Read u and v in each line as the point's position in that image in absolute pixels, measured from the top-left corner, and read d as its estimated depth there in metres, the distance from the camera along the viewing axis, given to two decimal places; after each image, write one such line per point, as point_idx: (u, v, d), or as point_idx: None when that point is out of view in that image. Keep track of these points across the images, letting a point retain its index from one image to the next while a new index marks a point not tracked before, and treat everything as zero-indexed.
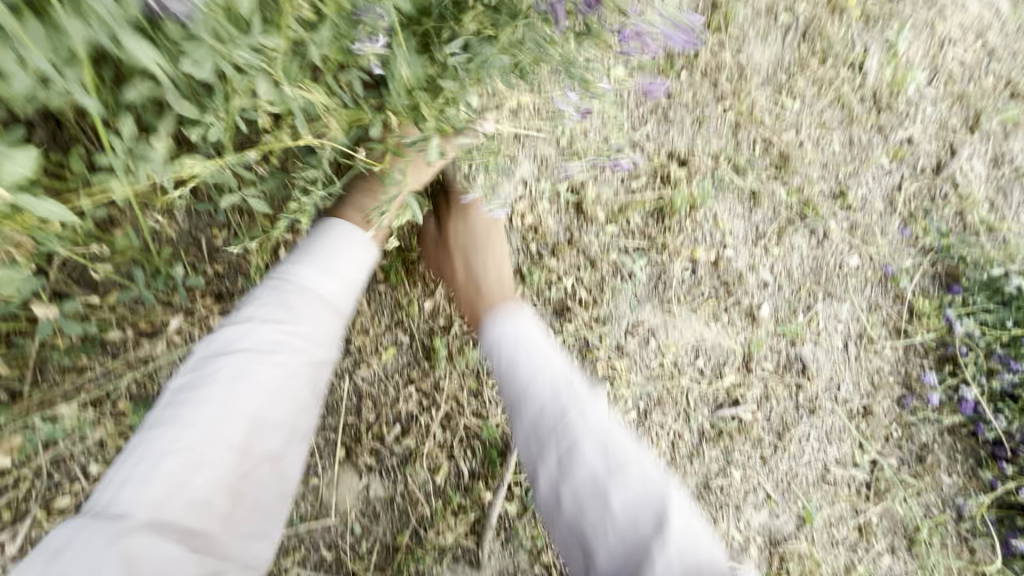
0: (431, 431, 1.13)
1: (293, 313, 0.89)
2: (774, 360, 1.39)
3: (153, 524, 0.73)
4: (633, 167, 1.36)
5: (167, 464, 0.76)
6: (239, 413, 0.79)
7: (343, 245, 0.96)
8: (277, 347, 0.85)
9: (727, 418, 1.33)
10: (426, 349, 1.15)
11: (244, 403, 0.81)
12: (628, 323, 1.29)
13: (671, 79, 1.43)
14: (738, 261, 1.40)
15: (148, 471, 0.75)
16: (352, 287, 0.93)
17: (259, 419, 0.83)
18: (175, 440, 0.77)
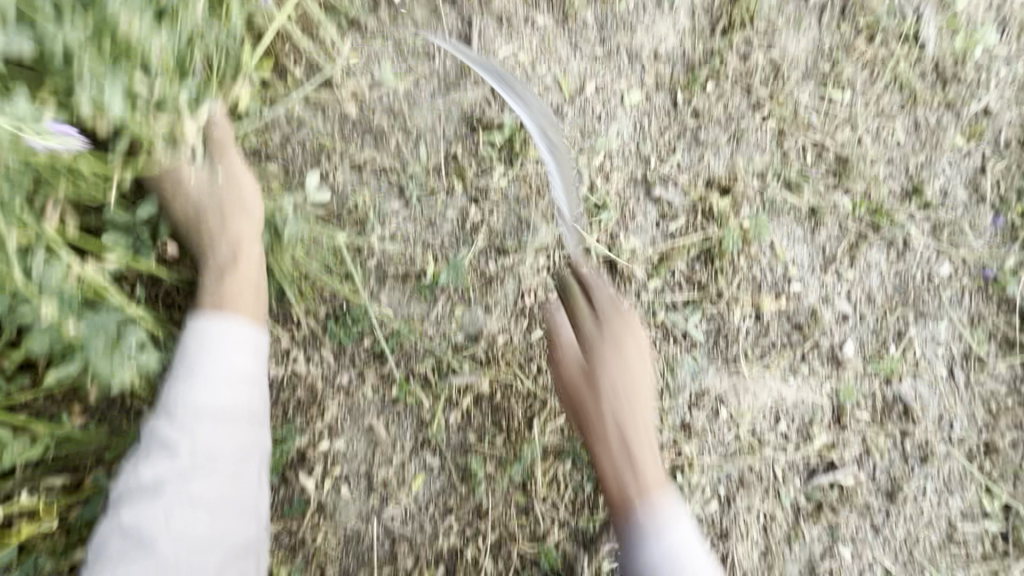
0: (480, 564, 0.97)
1: (191, 371, 0.83)
2: (871, 407, 1.17)
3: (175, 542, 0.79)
4: (668, 207, 1.17)
5: (184, 490, 0.80)
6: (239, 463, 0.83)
7: (223, 335, 0.86)
8: (182, 407, 0.82)
9: (826, 487, 1.12)
10: (461, 470, 0.98)
11: (227, 456, 0.83)
12: (692, 394, 1.10)
13: (696, 95, 1.23)
14: (809, 295, 1.18)
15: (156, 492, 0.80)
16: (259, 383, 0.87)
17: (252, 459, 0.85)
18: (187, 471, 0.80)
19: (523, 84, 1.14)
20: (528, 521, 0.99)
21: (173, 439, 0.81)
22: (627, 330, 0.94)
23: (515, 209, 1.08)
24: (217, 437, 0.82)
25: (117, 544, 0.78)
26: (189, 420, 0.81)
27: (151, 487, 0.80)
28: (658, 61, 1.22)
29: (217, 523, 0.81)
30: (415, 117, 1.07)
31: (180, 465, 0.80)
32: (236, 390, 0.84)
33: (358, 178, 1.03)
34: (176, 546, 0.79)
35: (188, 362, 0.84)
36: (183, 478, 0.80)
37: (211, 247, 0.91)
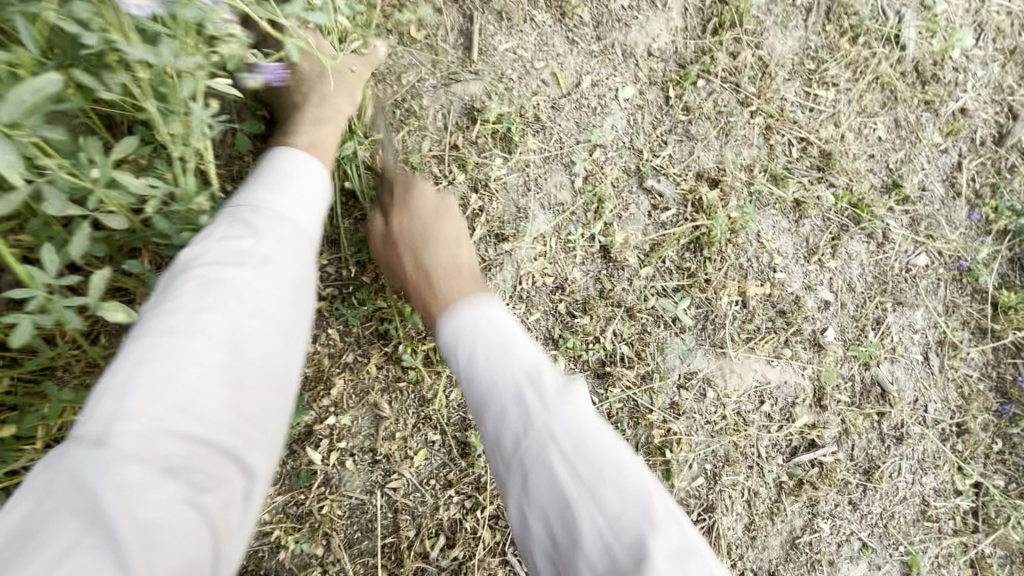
0: (479, 535, 1.02)
1: (270, 190, 0.73)
2: (850, 390, 1.23)
3: (225, 342, 0.58)
4: (659, 198, 1.22)
5: (244, 293, 0.62)
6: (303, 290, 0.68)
7: (300, 167, 0.78)
8: (259, 206, 0.70)
9: (806, 465, 1.18)
10: (462, 446, 1.03)
11: (298, 278, 0.68)
12: (681, 376, 1.15)
13: (687, 91, 1.28)
14: (793, 283, 1.24)
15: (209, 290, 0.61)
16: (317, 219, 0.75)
17: (309, 305, 0.69)
18: (261, 268, 0.65)
19: (522, 78, 1.19)
20: None
21: (253, 221, 0.68)
22: (452, 239, 0.98)
23: (514, 199, 1.14)
24: (292, 255, 0.69)
25: (192, 299, 0.59)
26: (263, 217, 0.69)
27: (236, 252, 0.64)
28: (651, 58, 1.27)
29: (261, 348, 0.61)
30: (419, 109, 1.12)
31: (253, 260, 0.65)
32: (304, 215, 0.73)
33: (364, 166, 1.07)
34: (236, 355, 0.58)
35: (264, 179, 0.75)
36: (270, 279, 0.65)
37: (306, 109, 0.93)
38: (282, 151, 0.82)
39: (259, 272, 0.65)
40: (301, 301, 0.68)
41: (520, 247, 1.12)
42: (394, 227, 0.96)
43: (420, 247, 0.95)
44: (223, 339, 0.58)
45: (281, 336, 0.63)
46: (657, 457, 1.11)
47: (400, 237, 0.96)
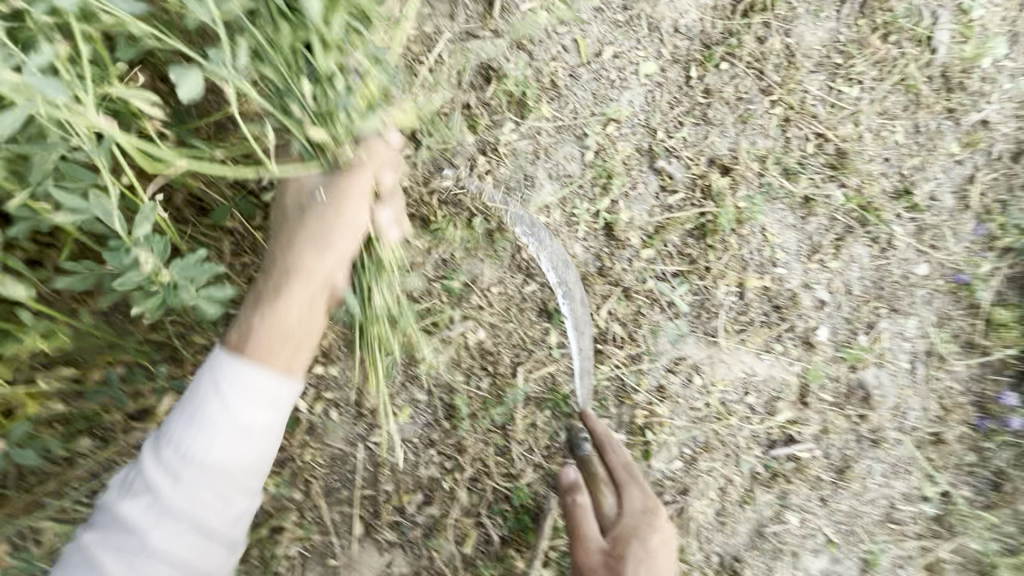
0: (456, 495, 1.02)
1: (199, 424, 0.73)
2: (834, 390, 1.24)
3: None
4: (669, 180, 1.20)
5: (165, 525, 0.72)
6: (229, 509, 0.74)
7: (248, 381, 0.76)
8: (191, 426, 0.73)
9: (782, 459, 1.20)
10: (447, 407, 1.04)
11: (226, 507, 0.75)
12: (670, 360, 1.15)
13: (710, 73, 1.25)
14: (791, 280, 1.24)
15: (140, 539, 0.72)
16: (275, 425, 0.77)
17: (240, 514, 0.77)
18: (177, 507, 0.72)
19: (543, 42, 1.15)
20: (505, 459, 1.05)
21: (176, 467, 0.73)
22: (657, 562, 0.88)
23: (522, 166, 1.12)
24: (222, 476, 0.74)
25: (141, 520, 0.72)
26: (195, 446, 0.73)
27: (147, 489, 0.73)
28: (676, 35, 1.24)
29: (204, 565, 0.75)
30: (433, 64, 1.09)
31: (177, 486, 0.72)
32: (244, 418, 0.75)
33: None
34: (187, 542, 0.73)
35: (204, 397, 0.74)
36: (186, 519, 0.72)
37: (296, 244, 0.81)
38: (229, 365, 0.76)
39: (177, 515, 0.72)
40: (227, 514, 0.75)
41: (523, 216, 1.11)
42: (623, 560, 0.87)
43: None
44: None
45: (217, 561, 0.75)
46: (638, 437, 1.12)
47: (629, 561, 0.87)
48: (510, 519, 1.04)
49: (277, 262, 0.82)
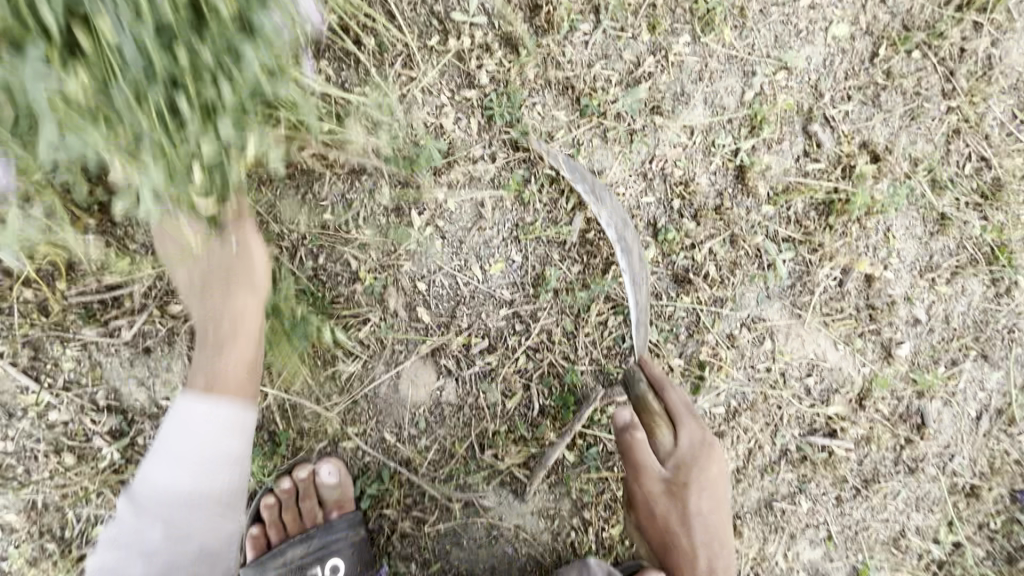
0: (515, 354, 1.09)
1: (177, 514, 0.83)
2: (892, 406, 1.23)
3: None
4: (816, 147, 1.17)
5: (165, 495, 0.83)
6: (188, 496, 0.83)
7: (199, 425, 0.86)
8: (177, 460, 0.84)
9: (817, 447, 1.22)
10: (536, 275, 1.09)
11: (189, 481, 0.83)
12: (750, 316, 1.16)
13: (898, 56, 1.19)
14: (895, 287, 1.21)
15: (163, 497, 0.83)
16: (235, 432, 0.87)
17: (181, 439, 0.85)
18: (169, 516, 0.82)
19: None
20: (569, 342, 1.10)
21: (164, 517, 0.83)
22: (714, 479, 1.00)
23: (684, 80, 1.11)
24: (210, 463, 0.84)
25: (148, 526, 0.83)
26: (172, 506, 0.83)
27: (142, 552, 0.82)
28: (880, 7, 1.18)
29: (206, 536, 0.85)
30: None
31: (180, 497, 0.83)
32: (195, 429, 0.86)
33: None
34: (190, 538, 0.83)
35: (175, 451, 0.84)
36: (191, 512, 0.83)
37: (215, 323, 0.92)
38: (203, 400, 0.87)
39: (177, 515, 0.83)
40: (210, 441, 0.85)
41: (666, 128, 1.11)
42: (685, 491, 0.98)
43: (693, 527, 0.99)
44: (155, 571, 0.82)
45: (214, 492, 0.85)
46: (694, 370, 1.15)
47: (690, 490, 0.98)
48: (554, 394, 1.10)
49: (199, 374, 0.90)
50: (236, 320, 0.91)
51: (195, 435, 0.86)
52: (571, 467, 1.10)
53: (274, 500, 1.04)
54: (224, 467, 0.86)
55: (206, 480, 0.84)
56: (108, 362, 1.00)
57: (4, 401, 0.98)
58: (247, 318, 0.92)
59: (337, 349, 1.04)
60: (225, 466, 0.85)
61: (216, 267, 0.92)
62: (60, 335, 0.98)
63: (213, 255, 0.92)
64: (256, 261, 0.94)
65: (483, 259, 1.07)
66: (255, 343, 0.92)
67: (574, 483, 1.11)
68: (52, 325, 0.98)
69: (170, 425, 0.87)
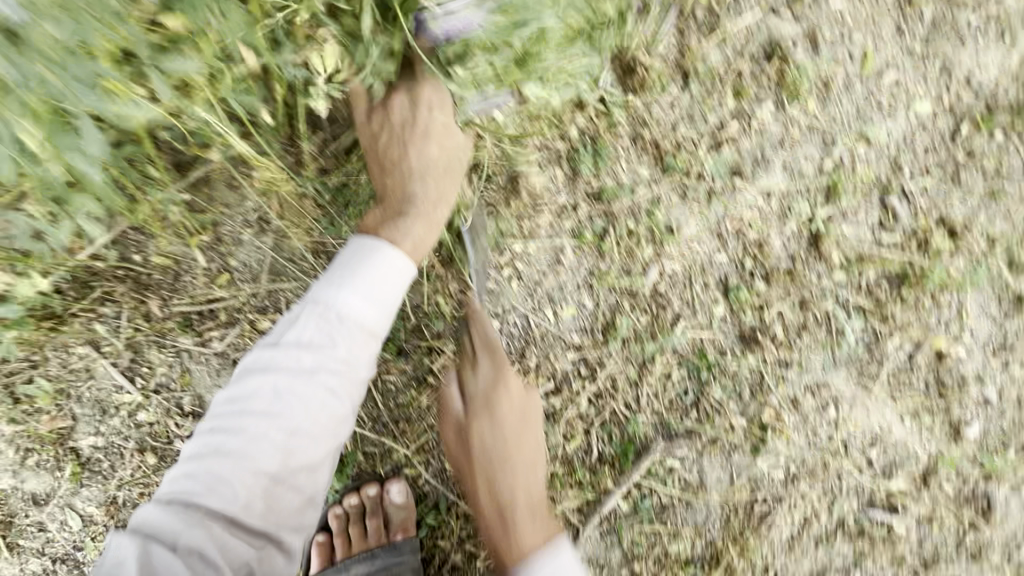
0: (579, 399, 1.11)
1: (316, 364, 0.76)
2: (957, 487, 1.20)
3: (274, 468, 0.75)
4: (892, 219, 1.18)
5: (315, 345, 0.76)
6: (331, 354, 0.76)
7: (369, 272, 0.80)
8: (322, 328, 0.77)
9: (876, 521, 1.18)
10: (606, 322, 1.11)
11: (340, 339, 0.77)
12: (815, 381, 1.16)
13: (980, 135, 1.20)
14: (967, 365, 1.19)
15: (313, 342, 0.76)
16: (384, 311, 0.80)
17: (333, 297, 0.78)
18: (315, 360, 0.76)
19: (833, 42, 1.16)
20: (633, 391, 1.12)
21: (308, 346, 0.76)
22: (526, 463, 0.96)
23: (765, 145, 1.14)
24: (349, 336, 0.77)
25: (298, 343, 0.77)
26: (320, 348, 0.76)
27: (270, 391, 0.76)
28: (964, 86, 1.20)
29: (319, 423, 0.76)
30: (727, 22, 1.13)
31: (315, 358, 0.76)
32: (343, 305, 0.77)
33: (659, 55, 1.11)
34: (315, 411, 0.76)
35: (334, 293, 0.78)
36: (333, 376, 0.76)
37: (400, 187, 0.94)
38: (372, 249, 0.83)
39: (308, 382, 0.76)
40: (361, 306, 0.78)
41: (744, 190, 1.13)
42: (472, 427, 0.95)
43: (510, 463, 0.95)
44: (301, 401, 0.75)
45: (350, 364, 0.78)
46: (755, 431, 1.14)
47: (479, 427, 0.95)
48: (614, 442, 1.12)
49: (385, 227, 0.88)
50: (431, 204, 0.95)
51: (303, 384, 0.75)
52: (624, 516, 1.12)
53: (342, 512, 1.09)
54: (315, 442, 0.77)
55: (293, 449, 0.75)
56: (197, 369, 1.06)
57: (100, 398, 1.04)
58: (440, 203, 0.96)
59: (410, 377, 1.07)
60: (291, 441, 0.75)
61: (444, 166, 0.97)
62: (156, 341, 1.04)
63: (457, 150, 0.99)
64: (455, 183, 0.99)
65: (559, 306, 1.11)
66: (437, 236, 0.94)
67: (624, 532, 1.12)
68: (149, 328, 1.04)
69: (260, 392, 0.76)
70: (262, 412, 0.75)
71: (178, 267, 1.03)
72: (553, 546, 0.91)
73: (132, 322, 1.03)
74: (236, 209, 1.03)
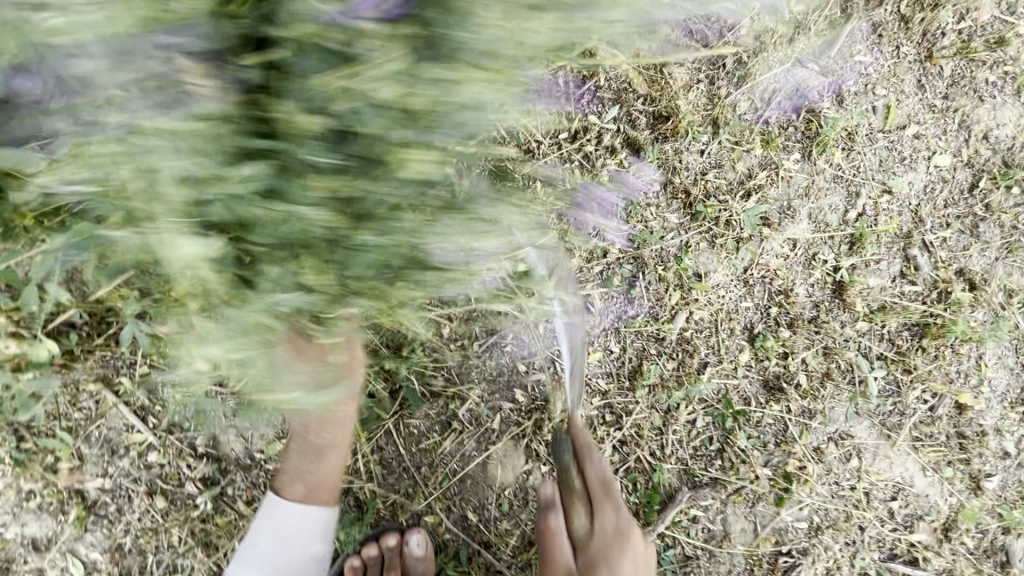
0: (603, 446, 1.09)
1: (281, 538, 0.91)
2: (977, 540, 1.19)
3: None
4: (914, 270, 1.19)
5: (269, 527, 0.92)
6: (286, 531, 0.91)
7: (298, 488, 0.92)
8: (263, 561, 0.91)
9: (897, 575, 1.17)
10: (632, 368, 1.10)
11: (291, 530, 0.91)
12: (838, 431, 1.16)
13: (998, 190, 1.22)
14: (986, 418, 1.20)
15: (275, 530, 0.92)
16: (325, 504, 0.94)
17: (270, 526, 0.92)
18: (274, 541, 0.92)
19: (858, 95, 1.18)
20: (657, 439, 1.11)
21: (268, 535, 0.91)
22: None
23: (791, 195, 1.15)
24: (297, 524, 0.92)
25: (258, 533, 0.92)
26: (272, 533, 0.91)
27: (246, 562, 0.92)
28: (983, 142, 1.22)
29: (297, 571, 0.93)
30: (756, 73, 1.14)
31: (276, 534, 0.91)
32: (283, 510, 0.92)
33: (691, 103, 1.11)
34: (285, 575, 0.92)
35: (270, 525, 0.92)
36: (292, 546, 0.92)
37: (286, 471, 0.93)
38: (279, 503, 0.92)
39: (276, 554, 0.92)
40: (299, 512, 0.92)
41: (770, 239, 1.14)
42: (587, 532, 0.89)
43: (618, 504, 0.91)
44: (277, 565, 0.91)
45: (311, 532, 0.92)
46: (780, 481, 1.13)
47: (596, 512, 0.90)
48: (638, 490, 1.10)
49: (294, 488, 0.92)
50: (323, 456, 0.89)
51: (294, 522, 0.91)
52: None
53: (360, 563, 1.03)
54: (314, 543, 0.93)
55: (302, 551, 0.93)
56: (212, 409, 1.02)
57: (109, 437, 1.00)
58: (334, 454, 0.89)
59: (433, 422, 1.05)
60: (287, 556, 0.92)
61: (296, 427, 0.86)
62: (171, 378, 1.01)
63: (347, 408, 0.81)
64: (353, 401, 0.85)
65: (585, 352, 1.09)
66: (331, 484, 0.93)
67: None
68: (164, 366, 1.00)
69: (264, 509, 0.93)
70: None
71: None
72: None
73: (147, 359, 1.00)
74: None
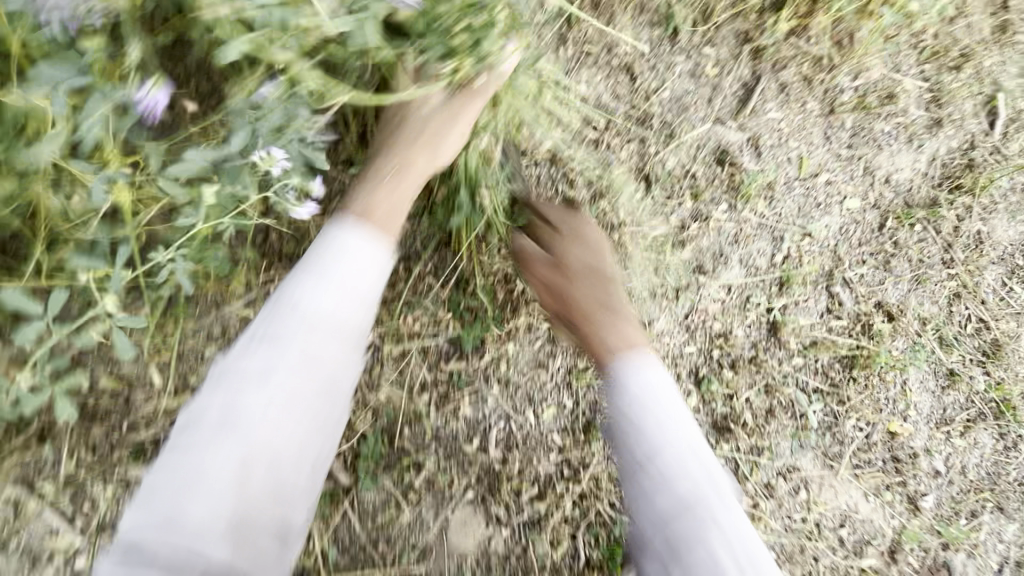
0: (564, 502, 1.09)
1: (265, 374, 0.72)
2: (920, 559, 1.25)
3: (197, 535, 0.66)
4: (838, 306, 1.28)
5: (260, 387, 0.72)
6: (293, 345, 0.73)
7: (337, 262, 0.80)
8: (220, 420, 0.71)
9: None
10: (588, 422, 1.12)
11: (310, 346, 0.74)
12: (785, 465, 1.20)
13: (903, 228, 1.33)
14: (915, 440, 1.27)
15: (265, 370, 0.73)
16: (351, 331, 0.78)
17: (262, 341, 0.74)
18: (256, 410, 0.71)
19: (773, 148, 1.28)
20: (616, 490, 1.12)
21: (253, 371, 0.72)
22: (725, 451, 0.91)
23: (722, 243, 1.22)
24: (296, 364, 0.73)
25: (229, 387, 0.72)
26: (253, 379, 0.72)
27: (211, 424, 0.71)
28: (885, 185, 1.34)
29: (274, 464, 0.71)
30: (680, 133, 1.22)
31: (267, 389, 0.72)
32: (306, 333, 0.74)
33: (622, 163, 1.18)
34: (251, 469, 0.70)
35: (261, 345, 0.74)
36: (290, 409, 0.72)
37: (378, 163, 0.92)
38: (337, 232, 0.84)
39: (244, 435, 0.70)
40: (314, 340, 0.75)
41: (706, 285, 1.20)
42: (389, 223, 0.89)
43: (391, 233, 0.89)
44: (230, 473, 0.69)
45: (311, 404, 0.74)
46: None
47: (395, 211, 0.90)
48: (600, 546, 1.10)
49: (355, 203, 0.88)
50: (403, 166, 0.91)
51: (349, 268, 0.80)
52: None
53: None
54: (338, 349, 0.76)
55: (269, 414, 0.71)
56: None
57: (31, 544, 0.92)
58: (411, 172, 0.91)
59: (388, 494, 1.04)
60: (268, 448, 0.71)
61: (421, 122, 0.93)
62: (104, 472, 0.95)
63: (427, 117, 0.93)
64: (445, 139, 0.92)
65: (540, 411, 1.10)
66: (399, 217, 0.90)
67: None
68: (92, 460, 0.94)
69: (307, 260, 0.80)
70: (200, 448, 0.70)
71: (130, 391, 0.96)
72: (645, 352, 1.00)
73: (72, 454, 0.94)
74: (197, 325, 0.98)
